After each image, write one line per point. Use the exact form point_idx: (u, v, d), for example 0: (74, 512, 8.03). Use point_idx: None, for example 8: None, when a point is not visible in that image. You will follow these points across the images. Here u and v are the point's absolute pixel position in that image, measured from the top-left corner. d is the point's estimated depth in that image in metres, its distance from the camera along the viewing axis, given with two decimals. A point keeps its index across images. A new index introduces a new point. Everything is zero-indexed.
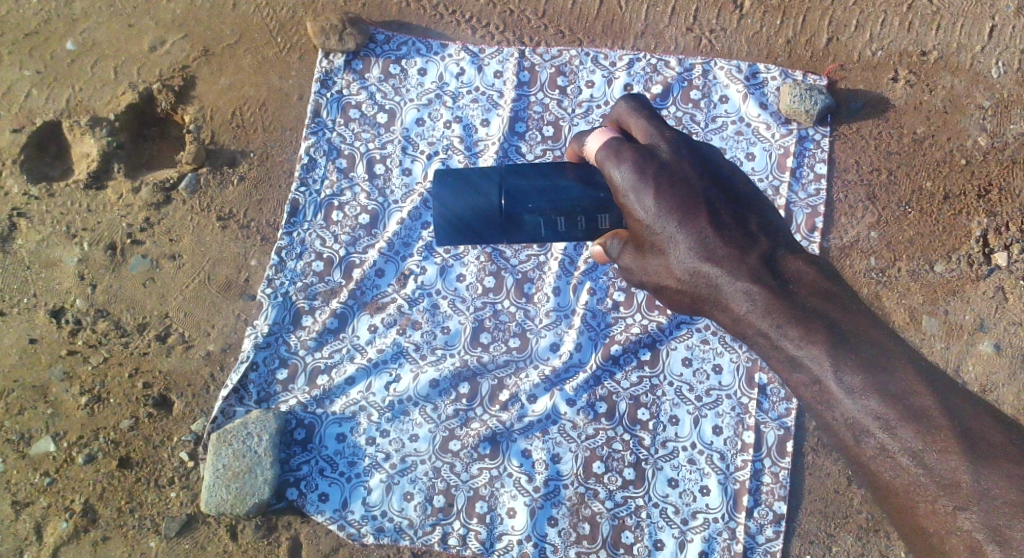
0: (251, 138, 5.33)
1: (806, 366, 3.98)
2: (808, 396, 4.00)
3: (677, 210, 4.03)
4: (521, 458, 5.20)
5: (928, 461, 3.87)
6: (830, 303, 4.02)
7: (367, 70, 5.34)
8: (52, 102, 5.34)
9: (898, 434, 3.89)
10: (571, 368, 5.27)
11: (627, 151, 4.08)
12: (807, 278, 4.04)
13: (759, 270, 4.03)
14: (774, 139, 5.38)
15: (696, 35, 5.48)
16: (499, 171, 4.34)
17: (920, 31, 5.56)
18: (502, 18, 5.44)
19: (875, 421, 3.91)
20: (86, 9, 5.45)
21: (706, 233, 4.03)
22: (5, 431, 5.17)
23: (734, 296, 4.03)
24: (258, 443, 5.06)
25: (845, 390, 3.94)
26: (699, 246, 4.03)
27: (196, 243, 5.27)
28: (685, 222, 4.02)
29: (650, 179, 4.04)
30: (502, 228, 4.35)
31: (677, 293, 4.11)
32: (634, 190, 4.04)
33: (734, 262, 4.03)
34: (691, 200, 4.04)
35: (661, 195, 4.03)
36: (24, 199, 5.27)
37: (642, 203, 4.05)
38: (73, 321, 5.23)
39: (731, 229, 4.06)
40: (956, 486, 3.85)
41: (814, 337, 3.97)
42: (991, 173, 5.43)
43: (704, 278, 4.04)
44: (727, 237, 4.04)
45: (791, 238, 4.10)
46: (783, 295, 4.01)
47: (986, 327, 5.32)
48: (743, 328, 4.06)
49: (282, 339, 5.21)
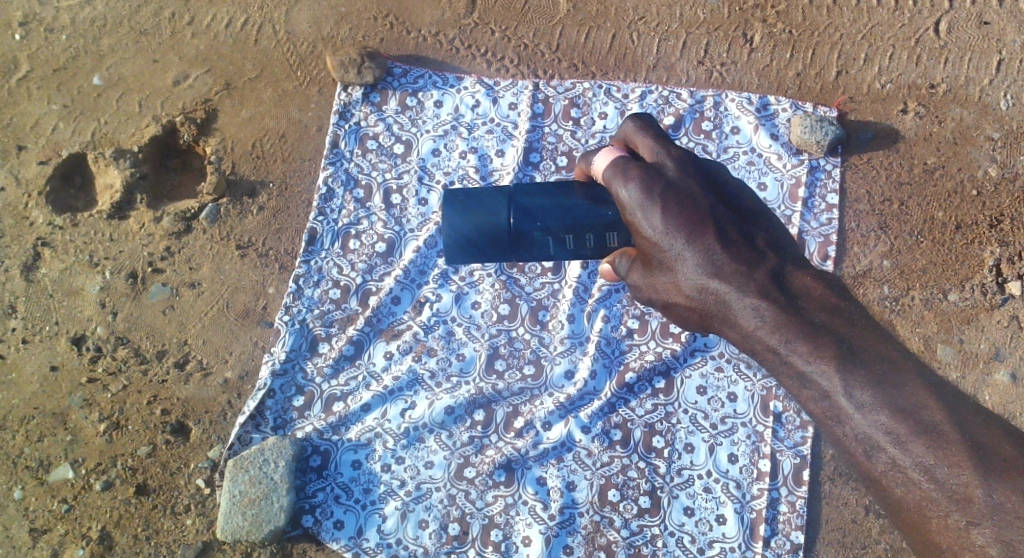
0: (271, 169, 5.45)
1: (814, 382, 3.90)
2: (818, 412, 3.91)
3: (684, 226, 4.00)
4: (536, 486, 5.20)
5: (938, 476, 3.78)
6: (838, 318, 3.93)
7: (384, 102, 5.46)
8: (78, 135, 5.48)
9: (908, 449, 3.81)
10: (586, 396, 5.29)
11: (634, 169, 4.09)
12: (815, 293, 3.97)
13: (767, 285, 3.97)
14: (785, 169, 5.43)
15: (707, 68, 5.56)
16: (505, 192, 4.47)
17: (928, 65, 5.60)
18: (517, 52, 5.56)
19: (886, 436, 3.83)
20: (112, 45, 5.61)
21: (713, 249, 3.99)
22: (24, 458, 5.22)
23: (743, 312, 3.96)
24: (274, 469, 5.09)
25: (855, 406, 3.85)
26: (706, 262, 3.98)
27: (216, 271, 5.36)
28: (692, 238, 3.99)
29: (656, 196, 4.03)
30: (511, 247, 4.47)
31: (686, 311, 4.07)
32: (641, 207, 4.04)
33: (742, 278, 3.97)
34: (698, 217, 4.01)
35: (668, 212, 4.02)
36: (48, 229, 5.38)
37: (649, 220, 4.04)
38: (94, 348, 5.30)
39: (739, 245, 4.01)
40: (969, 501, 3.76)
41: (822, 354, 3.89)
42: (1003, 204, 5.45)
43: (712, 294, 3.99)
44: (735, 254, 3.99)
45: (797, 255, 4.06)
46: (791, 311, 3.94)
47: (1002, 356, 5.30)
48: (752, 344, 3.98)
49: (299, 366, 5.27)
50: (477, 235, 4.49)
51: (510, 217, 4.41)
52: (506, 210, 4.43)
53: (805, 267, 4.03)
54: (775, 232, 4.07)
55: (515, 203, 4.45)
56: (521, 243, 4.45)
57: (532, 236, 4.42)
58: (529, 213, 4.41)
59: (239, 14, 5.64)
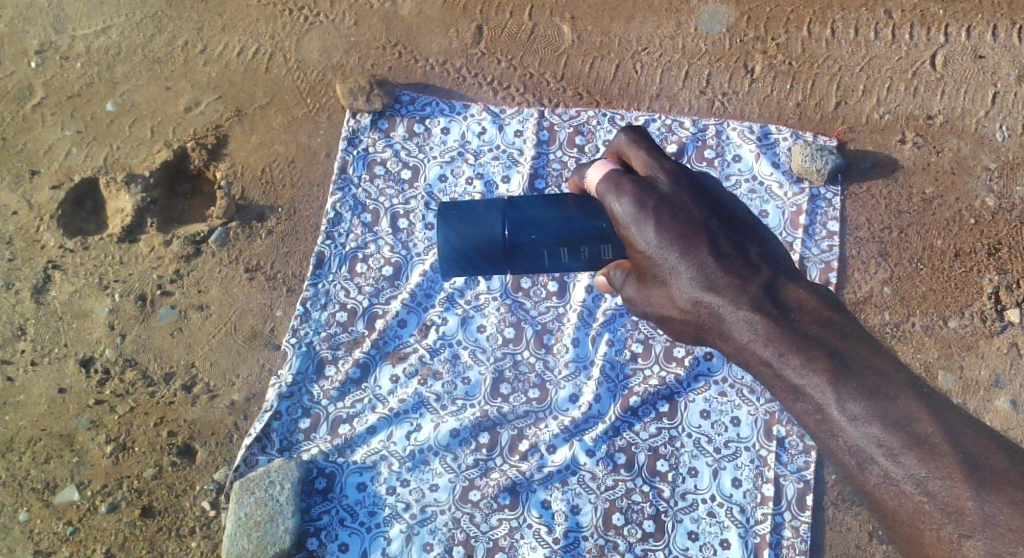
0: (280, 194, 5.53)
1: (808, 395, 3.94)
2: (813, 425, 3.96)
3: (678, 240, 4.07)
4: (541, 509, 5.20)
5: (932, 488, 3.82)
6: (831, 330, 3.98)
7: (392, 129, 5.56)
8: (91, 160, 5.58)
9: (900, 461, 3.85)
10: (590, 420, 5.31)
11: (628, 184, 4.17)
12: (808, 306, 4.02)
13: (761, 298, 4.02)
14: (786, 198, 5.50)
15: (709, 98, 5.67)
16: (501, 204, 4.59)
17: (925, 97, 5.67)
18: (522, 81, 5.68)
19: (878, 448, 3.87)
20: (126, 72, 5.72)
21: (707, 262, 4.05)
22: (30, 480, 5.23)
23: (736, 324, 4.02)
24: (280, 491, 5.10)
25: (847, 418, 3.89)
26: (699, 275, 4.04)
27: (224, 294, 5.42)
28: (686, 252, 4.06)
29: (650, 210, 4.10)
30: (507, 258, 4.59)
31: (681, 324, 4.13)
32: (635, 221, 4.11)
33: (736, 291, 4.03)
34: (690, 230, 4.07)
35: (662, 226, 4.09)
36: (59, 253, 5.45)
37: (644, 234, 4.11)
38: (101, 370, 5.34)
39: (732, 259, 4.07)
40: (961, 513, 3.79)
41: (815, 366, 3.94)
42: (1001, 233, 5.49)
43: (706, 307, 4.05)
44: (728, 267, 4.05)
45: (791, 268, 4.10)
46: (785, 323, 3.99)
47: (1002, 383, 5.32)
48: (747, 357, 4.04)
49: (305, 389, 5.30)
50: (474, 245, 4.63)
51: (504, 228, 4.52)
52: (501, 222, 4.55)
53: (799, 280, 4.07)
54: (770, 245, 4.12)
55: (510, 215, 4.56)
56: (518, 254, 4.56)
57: (528, 247, 4.53)
58: (526, 224, 4.52)
59: (250, 43, 5.76)
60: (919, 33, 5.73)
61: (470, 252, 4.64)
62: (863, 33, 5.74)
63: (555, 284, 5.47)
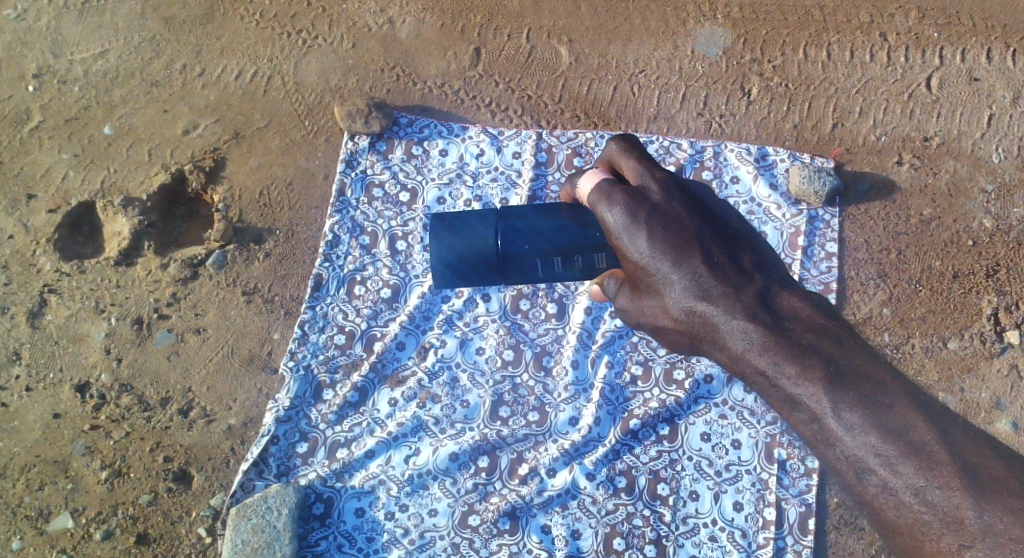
0: (277, 217, 5.51)
1: (804, 404, 3.92)
2: (808, 434, 3.93)
3: (670, 250, 4.06)
4: (541, 534, 5.13)
5: (930, 497, 3.79)
6: (825, 338, 3.98)
7: (390, 151, 5.55)
8: (87, 183, 5.55)
9: (898, 470, 3.82)
10: (590, 443, 5.24)
11: (620, 194, 4.15)
12: (802, 314, 4.02)
13: (754, 307, 4.01)
14: (785, 219, 5.48)
15: (707, 119, 5.67)
16: (494, 215, 4.63)
17: (921, 119, 5.65)
18: (520, 103, 5.69)
19: (875, 458, 3.84)
20: (124, 96, 5.71)
21: (700, 273, 4.04)
22: (24, 507, 5.16)
23: (731, 334, 4.01)
24: (277, 517, 5.03)
25: (843, 427, 3.87)
26: (693, 286, 4.04)
27: (221, 317, 5.39)
28: (679, 262, 4.05)
29: (642, 221, 4.09)
30: (499, 269, 4.61)
31: (675, 334, 4.11)
32: (627, 232, 4.10)
33: (730, 300, 4.02)
34: (683, 240, 4.06)
35: (654, 236, 4.07)
36: (56, 276, 5.42)
37: (636, 245, 4.09)
38: (97, 395, 5.29)
39: (726, 268, 4.06)
40: (960, 523, 3.76)
41: (811, 375, 3.92)
42: (999, 254, 5.47)
43: (700, 317, 4.04)
44: (721, 276, 4.04)
45: (783, 274, 4.11)
46: (779, 331, 3.98)
47: (1003, 406, 5.29)
48: (742, 367, 4.02)
49: (304, 413, 5.25)
50: (467, 254, 4.63)
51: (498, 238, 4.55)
52: (494, 233, 4.59)
53: (792, 288, 4.08)
54: (762, 252, 4.12)
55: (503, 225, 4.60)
56: (511, 264, 4.58)
57: (522, 257, 4.56)
58: (518, 234, 4.56)
59: (249, 66, 5.76)
60: (915, 56, 5.71)
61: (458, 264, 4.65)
62: (859, 55, 5.73)
63: (555, 306, 5.40)
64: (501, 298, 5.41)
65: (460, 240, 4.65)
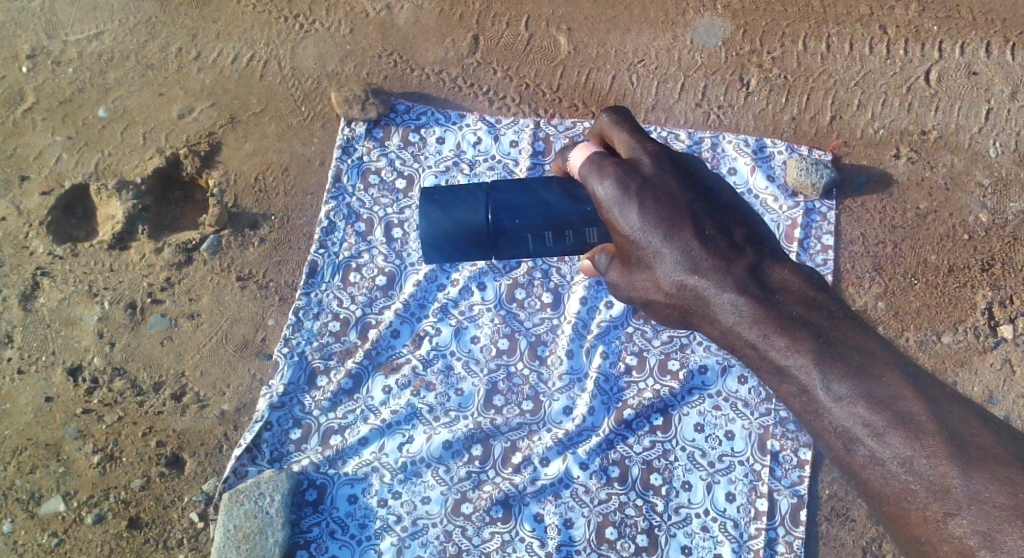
0: (273, 202, 5.47)
1: (793, 376, 3.94)
2: (797, 406, 3.96)
3: (662, 224, 4.06)
4: (533, 523, 5.13)
5: (917, 467, 3.80)
6: (816, 311, 4.00)
7: (387, 138, 5.51)
8: (82, 166, 5.51)
9: (885, 440, 3.83)
10: (584, 433, 5.22)
11: (610, 166, 4.14)
12: (793, 286, 4.03)
13: (745, 280, 4.03)
14: (781, 211, 5.41)
15: (705, 110, 5.59)
16: (484, 189, 4.60)
17: (919, 112, 5.59)
18: (518, 91, 5.63)
19: (863, 428, 3.86)
20: (118, 78, 5.65)
21: (691, 246, 4.04)
22: (15, 490, 5.16)
23: (721, 307, 4.02)
24: (270, 503, 5.03)
25: (832, 399, 3.89)
26: (684, 259, 4.04)
27: (216, 302, 5.36)
28: (670, 235, 4.05)
29: (633, 194, 4.09)
30: (490, 244, 4.59)
31: (666, 308, 4.12)
32: (618, 205, 4.09)
33: (721, 273, 4.03)
34: (674, 213, 4.06)
35: (645, 210, 4.07)
36: (48, 259, 5.39)
37: (627, 218, 4.09)
38: (90, 379, 5.27)
39: (717, 241, 4.06)
40: (946, 492, 3.77)
41: (801, 346, 3.94)
42: (994, 248, 5.42)
43: (690, 290, 4.05)
44: (712, 249, 4.05)
45: (775, 248, 4.11)
46: (769, 304, 4.00)
47: (996, 399, 5.25)
48: (732, 340, 4.05)
49: (297, 399, 5.23)
50: (455, 231, 4.62)
51: (487, 213, 4.53)
52: (484, 207, 4.56)
53: (783, 260, 4.09)
54: (753, 225, 4.13)
55: (493, 199, 4.57)
56: (502, 238, 4.57)
57: (512, 232, 4.55)
58: (508, 210, 4.54)
59: (245, 50, 5.70)
60: (914, 49, 5.65)
61: (452, 238, 4.63)
62: (858, 47, 5.66)
63: (550, 295, 5.38)
64: (497, 287, 5.38)
65: (453, 221, 4.61)
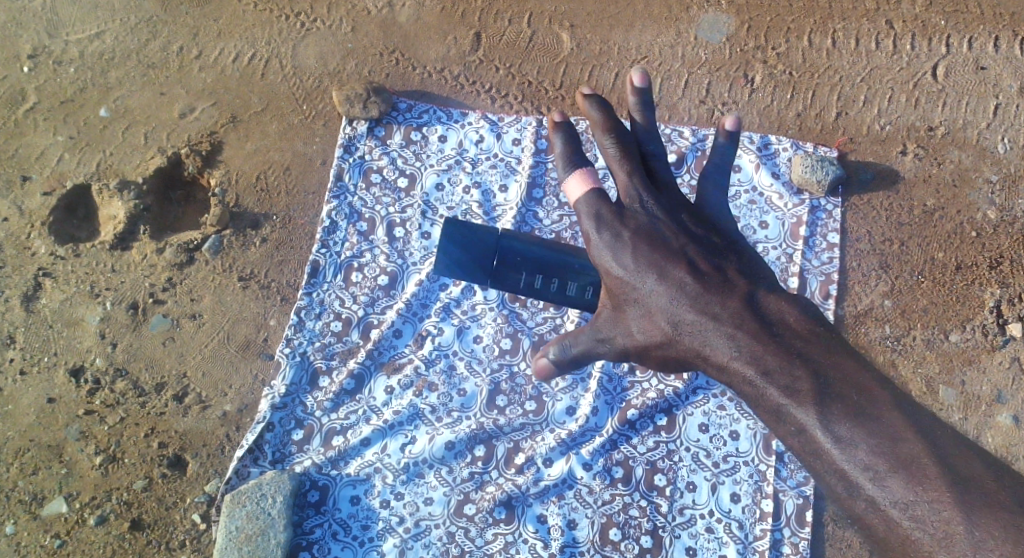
0: (275, 202, 5.44)
1: (792, 416, 3.75)
2: (798, 448, 3.75)
3: (656, 264, 3.97)
4: (536, 524, 5.10)
5: (919, 513, 3.58)
6: (817, 346, 3.80)
7: (389, 136, 5.47)
8: (83, 166, 5.49)
9: (885, 486, 3.61)
10: (587, 433, 5.19)
11: (603, 210, 4.06)
12: (791, 319, 3.86)
13: (742, 314, 3.87)
14: (786, 209, 5.35)
15: (709, 107, 5.53)
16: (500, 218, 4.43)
17: (926, 108, 5.51)
18: (520, 89, 5.58)
19: (864, 472, 3.64)
20: (120, 78, 5.62)
21: (685, 282, 3.93)
22: (18, 492, 5.16)
23: (720, 344, 3.86)
24: (272, 504, 5.01)
25: (834, 440, 3.68)
26: (679, 297, 3.92)
27: (217, 303, 5.34)
28: (663, 275, 3.95)
29: (626, 239, 4.01)
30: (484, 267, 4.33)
31: (663, 353, 3.98)
32: (611, 249, 4.01)
33: (717, 310, 3.89)
34: (668, 256, 3.98)
35: (639, 253, 3.99)
36: (50, 260, 5.38)
37: (620, 262, 4.00)
38: (92, 380, 5.27)
39: (712, 277, 3.94)
40: (950, 539, 3.55)
41: (799, 385, 3.75)
42: (1002, 245, 5.35)
43: (686, 330, 3.91)
44: (707, 286, 3.93)
45: (772, 281, 3.97)
46: (768, 338, 3.82)
47: (1004, 398, 5.19)
48: (731, 378, 3.86)
49: (299, 400, 5.21)
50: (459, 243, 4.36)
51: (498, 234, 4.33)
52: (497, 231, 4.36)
53: (781, 294, 3.93)
54: (750, 263, 4.01)
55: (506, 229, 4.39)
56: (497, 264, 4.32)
57: (511, 260, 4.30)
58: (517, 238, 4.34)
59: (246, 49, 5.66)
60: (921, 44, 5.57)
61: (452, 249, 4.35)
62: (864, 43, 5.58)
63: None
64: None
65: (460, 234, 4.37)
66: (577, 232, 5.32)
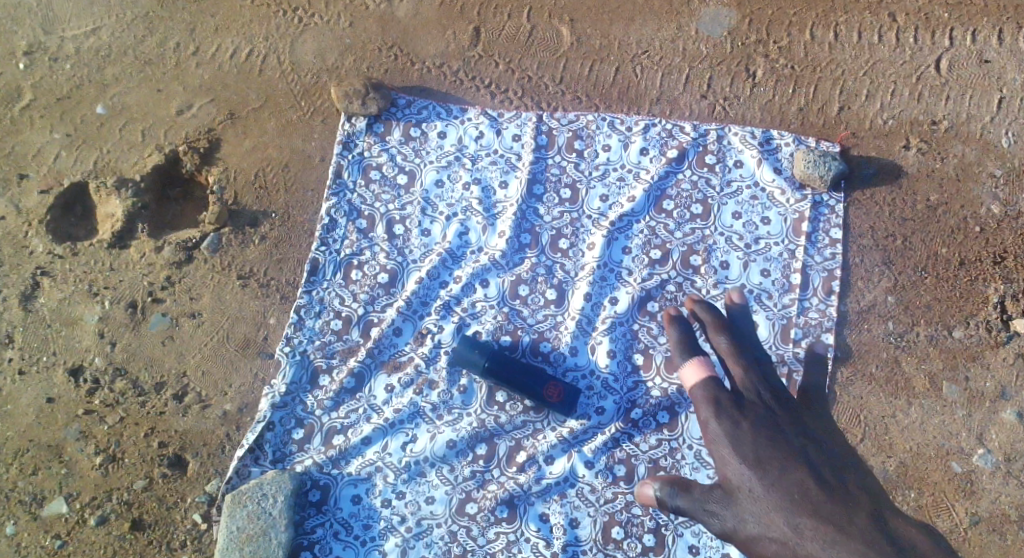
0: (273, 199, 5.40)
1: None
2: None
3: (754, 454, 4.44)
4: (538, 523, 5.08)
5: None
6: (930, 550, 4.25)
7: (388, 133, 5.42)
8: (80, 163, 5.45)
9: None
10: (590, 431, 5.17)
11: (720, 398, 4.59)
12: (920, 544, 4.26)
13: (866, 526, 4.29)
14: (789, 204, 5.31)
15: (710, 102, 5.49)
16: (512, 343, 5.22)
17: (930, 102, 5.46)
18: (520, 84, 5.53)
19: None
20: (116, 74, 5.57)
21: (806, 483, 4.37)
22: (19, 492, 5.14)
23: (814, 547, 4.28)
24: (273, 504, 5.00)
25: None
26: (767, 477, 4.39)
27: (217, 301, 5.31)
28: (761, 466, 4.41)
29: (726, 417, 4.53)
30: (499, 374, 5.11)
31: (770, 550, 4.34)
32: (721, 438, 4.50)
33: (844, 522, 4.30)
34: (778, 455, 4.43)
35: (743, 442, 4.47)
36: (48, 258, 5.34)
37: (728, 455, 4.47)
38: (91, 380, 5.24)
39: (824, 490, 4.36)
40: None
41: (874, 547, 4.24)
42: (1007, 240, 5.31)
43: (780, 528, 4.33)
44: (804, 489, 4.36)
45: (888, 502, 4.39)
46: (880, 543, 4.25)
47: (1008, 395, 5.17)
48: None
49: (299, 398, 5.19)
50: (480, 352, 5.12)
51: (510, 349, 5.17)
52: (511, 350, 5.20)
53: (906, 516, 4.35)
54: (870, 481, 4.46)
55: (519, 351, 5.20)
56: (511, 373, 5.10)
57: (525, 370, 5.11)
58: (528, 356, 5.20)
59: (244, 45, 5.60)
60: (924, 37, 5.51)
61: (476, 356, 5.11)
62: (867, 36, 5.52)
63: (554, 292, 5.27)
64: (500, 284, 5.27)
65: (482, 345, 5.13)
66: (578, 229, 5.32)
